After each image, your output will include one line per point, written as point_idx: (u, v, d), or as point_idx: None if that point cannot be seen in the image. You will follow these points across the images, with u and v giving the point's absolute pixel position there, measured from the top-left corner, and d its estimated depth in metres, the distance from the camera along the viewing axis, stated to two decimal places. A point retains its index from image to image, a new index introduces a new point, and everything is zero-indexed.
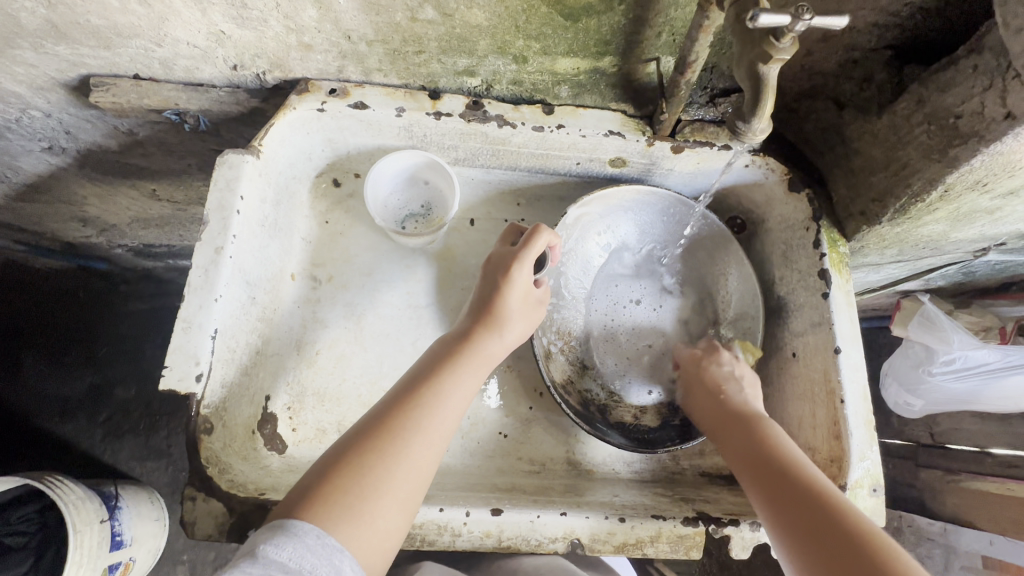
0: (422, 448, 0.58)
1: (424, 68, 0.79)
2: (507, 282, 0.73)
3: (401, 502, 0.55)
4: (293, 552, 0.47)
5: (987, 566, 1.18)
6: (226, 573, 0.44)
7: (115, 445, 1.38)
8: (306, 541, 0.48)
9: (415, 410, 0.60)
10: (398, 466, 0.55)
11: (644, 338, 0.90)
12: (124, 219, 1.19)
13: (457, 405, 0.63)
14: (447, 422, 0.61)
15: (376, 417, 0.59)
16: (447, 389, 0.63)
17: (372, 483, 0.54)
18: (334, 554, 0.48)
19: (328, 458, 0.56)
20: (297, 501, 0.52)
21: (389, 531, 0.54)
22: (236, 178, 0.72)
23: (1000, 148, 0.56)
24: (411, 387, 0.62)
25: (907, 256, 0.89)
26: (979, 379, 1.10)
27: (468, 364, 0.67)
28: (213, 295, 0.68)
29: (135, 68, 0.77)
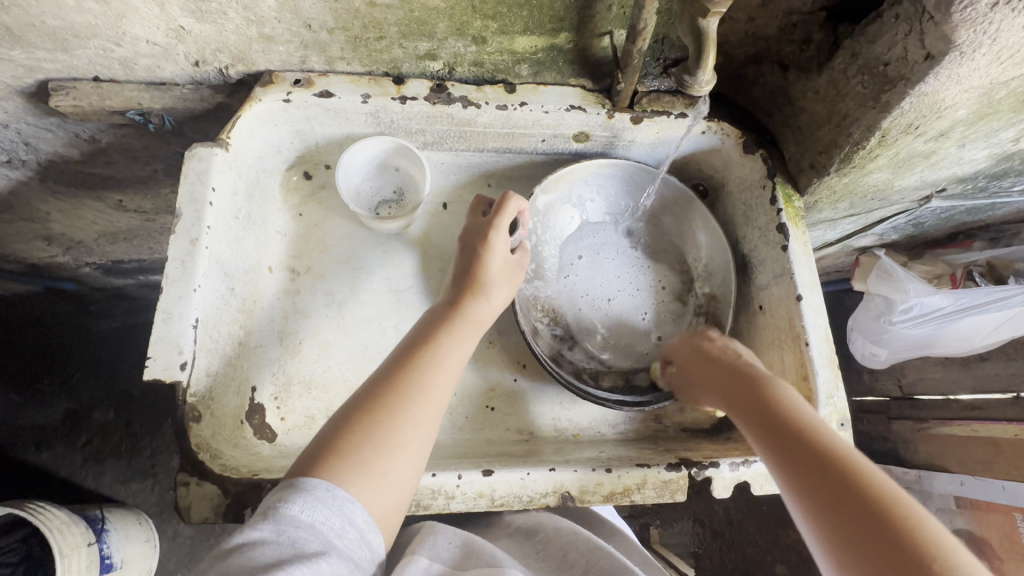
0: (421, 406, 0.61)
1: (386, 54, 0.81)
2: (487, 249, 0.77)
3: (411, 456, 0.58)
4: (304, 506, 0.49)
5: (959, 506, 1.26)
6: (242, 533, 0.46)
7: (97, 469, 1.35)
8: (317, 494, 0.50)
9: (415, 370, 0.63)
10: (403, 423, 0.58)
11: (625, 311, 0.93)
12: (91, 234, 1.17)
13: (453, 365, 0.66)
14: (447, 381, 0.64)
15: (376, 381, 0.62)
16: (443, 350, 0.66)
17: (381, 438, 0.56)
18: (346, 505, 0.51)
19: (337, 420, 0.59)
20: (310, 461, 0.55)
21: (400, 485, 0.57)
22: (206, 171, 0.72)
23: (925, 88, 0.62)
24: (407, 352, 0.66)
25: (859, 208, 0.95)
26: (937, 323, 1.16)
27: (460, 327, 0.70)
28: (192, 286, 0.69)
29: (95, 70, 0.77)
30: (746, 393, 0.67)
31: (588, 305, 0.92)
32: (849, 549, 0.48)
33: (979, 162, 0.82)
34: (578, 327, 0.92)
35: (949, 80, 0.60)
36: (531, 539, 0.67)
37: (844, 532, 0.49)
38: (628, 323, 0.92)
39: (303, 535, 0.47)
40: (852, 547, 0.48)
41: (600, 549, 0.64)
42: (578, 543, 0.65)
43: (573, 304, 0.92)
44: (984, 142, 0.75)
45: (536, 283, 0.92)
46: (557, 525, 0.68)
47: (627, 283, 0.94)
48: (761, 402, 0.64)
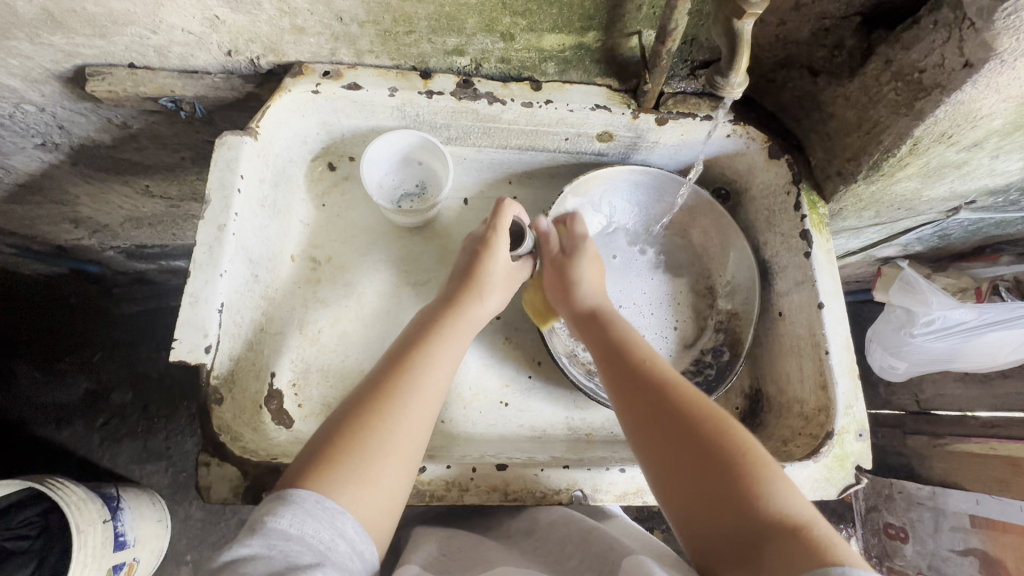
0: (414, 410, 0.61)
1: (415, 48, 0.81)
2: (487, 255, 0.77)
3: (403, 461, 0.59)
4: (292, 520, 0.49)
5: (974, 525, 1.23)
6: (231, 548, 0.47)
7: (114, 449, 1.37)
8: (306, 507, 0.51)
9: (405, 377, 0.64)
10: (394, 428, 0.59)
11: (641, 322, 0.92)
12: (117, 218, 1.19)
13: (446, 370, 0.67)
14: (437, 387, 0.65)
15: (367, 390, 0.62)
16: (434, 355, 0.67)
17: (372, 445, 0.57)
18: (336, 517, 0.51)
19: (331, 426, 0.59)
20: (303, 471, 0.55)
21: (393, 489, 0.57)
22: (235, 159, 0.74)
23: (961, 97, 0.61)
24: (399, 357, 0.66)
25: (884, 218, 0.93)
26: (959, 337, 1.15)
27: (453, 334, 0.71)
28: (218, 271, 0.70)
29: (131, 57, 0.79)
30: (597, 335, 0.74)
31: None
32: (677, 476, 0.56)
33: (1011, 175, 0.80)
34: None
35: (987, 89, 0.59)
36: (530, 536, 0.66)
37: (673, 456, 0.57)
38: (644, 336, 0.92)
39: (296, 547, 0.48)
40: (676, 473, 0.56)
41: (593, 531, 0.62)
42: (573, 533, 0.63)
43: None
44: (1018, 155, 0.74)
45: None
46: (552, 518, 0.67)
47: (645, 291, 0.94)
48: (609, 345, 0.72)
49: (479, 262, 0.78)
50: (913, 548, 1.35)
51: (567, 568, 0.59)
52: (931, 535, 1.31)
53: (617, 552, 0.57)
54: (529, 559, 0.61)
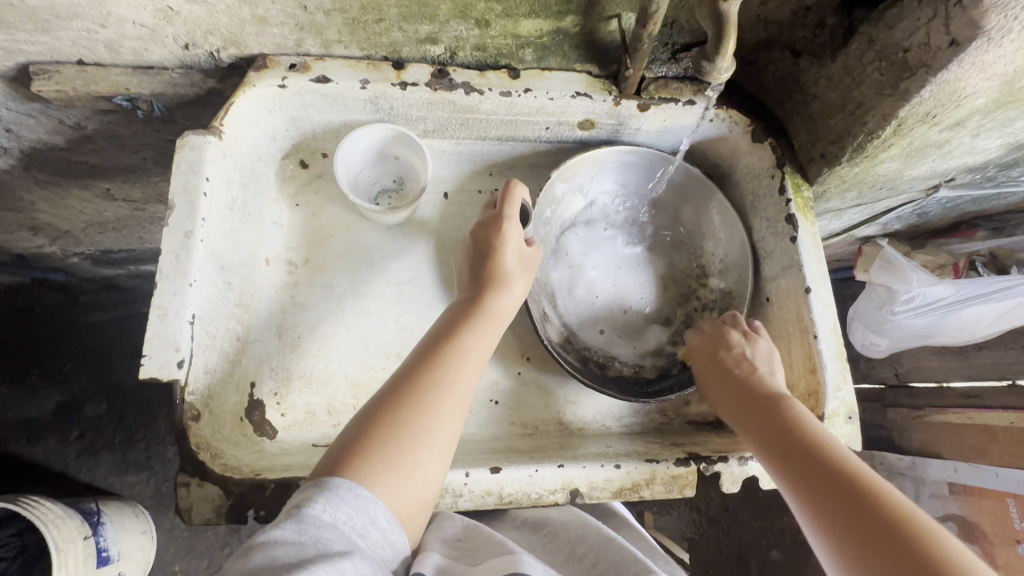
0: (448, 403, 0.59)
1: (386, 37, 0.77)
2: (502, 240, 0.76)
3: (436, 452, 0.57)
4: (325, 505, 0.48)
5: (952, 492, 1.26)
6: (267, 535, 0.46)
7: (91, 462, 1.33)
8: (339, 493, 0.50)
9: (439, 366, 0.62)
10: (429, 419, 0.57)
11: (638, 298, 0.92)
12: (78, 224, 1.13)
13: (477, 359, 0.65)
14: (471, 377, 0.63)
15: (401, 378, 0.61)
16: (466, 344, 0.65)
17: (409, 434, 0.56)
18: (369, 504, 0.50)
19: (361, 417, 0.58)
20: (335, 460, 0.54)
21: (427, 482, 0.56)
22: (198, 161, 0.70)
23: (947, 76, 0.60)
24: (431, 347, 0.64)
25: (867, 198, 0.93)
26: (939, 313, 1.16)
27: (483, 324, 0.69)
28: (187, 281, 0.66)
29: (79, 53, 0.73)
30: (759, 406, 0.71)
31: (604, 293, 0.92)
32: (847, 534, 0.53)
33: (991, 152, 0.81)
34: (593, 315, 0.91)
35: (972, 67, 0.59)
36: (539, 532, 0.66)
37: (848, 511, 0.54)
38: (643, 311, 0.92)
39: (326, 534, 0.47)
40: (843, 534, 0.53)
41: (611, 541, 0.62)
42: (587, 536, 0.63)
43: (587, 291, 0.91)
44: (998, 132, 0.74)
45: (549, 268, 0.91)
46: (565, 518, 0.67)
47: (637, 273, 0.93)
48: (768, 412, 0.69)
49: (495, 249, 0.76)
50: None
51: (580, 571, 0.59)
52: None
53: (638, 567, 0.57)
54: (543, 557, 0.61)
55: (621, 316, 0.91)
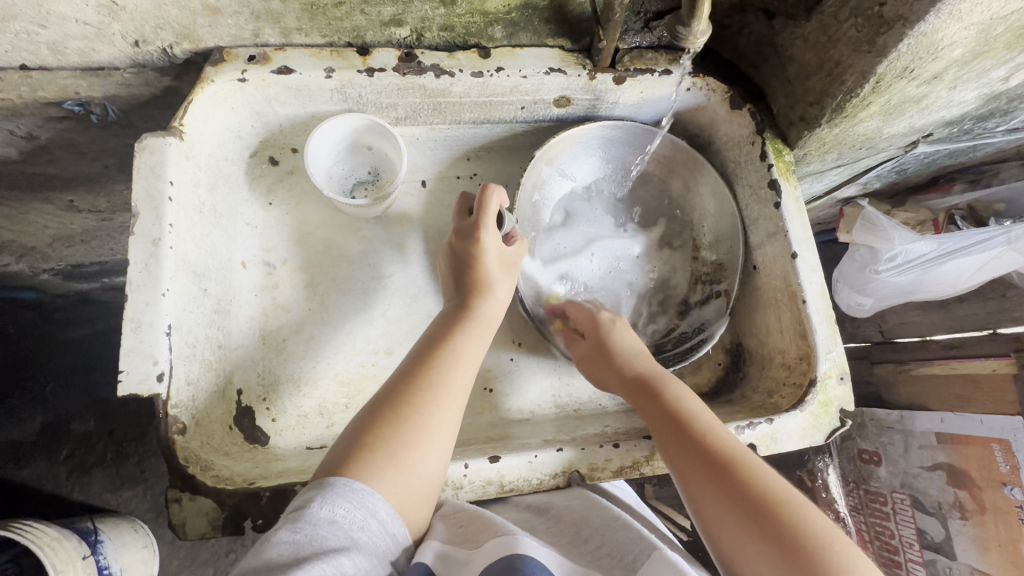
0: (445, 404, 0.59)
1: (347, 22, 0.74)
2: (480, 249, 0.73)
3: (439, 449, 0.57)
4: (322, 502, 0.48)
5: (940, 441, 1.29)
6: (269, 538, 0.45)
7: (83, 480, 1.30)
8: (337, 490, 0.49)
9: (436, 367, 0.61)
10: (429, 419, 0.57)
11: (631, 274, 0.92)
12: (44, 238, 1.08)
13: (471, 362, 0.64)
14: (467, 377, 0.63)
15: (399, 380, 0.60)
16: (460, 345, 0.65)
17: (410, 431, 0.55)
18: (367, 498, 0.50)
19: (361, 420, 0.57)
20: (339, 459, 0.53)
21: (429, 478, 0.55)
22: (160, 164, 0.66)
23: (923, 28, 0.59)
24: (427, 350, 0.64)
25: (847, 158, 0.93)
26: (921, 270, 1.18)
27: (474, 325, 0.68)
28: (160, 290, 0.64)
29: (21, 57, 0.69)
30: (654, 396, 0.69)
31: (591, 270, 0.91)
32: (732, 526, 0.55)
33: (967, 105, 0.81)
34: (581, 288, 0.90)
35: (949, 18, 0.58)
36: (543, 515, 0.65)
37: (724, 509, 0.56)
38: (634, 288, 0.92)
39: (322, 531, 0.46)
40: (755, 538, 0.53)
41: (616, 521, 0.61)
42: (592, 518, 0.62)
43: (579, 269, 0.91)
44: (975, 83, 0.73)
45: (538, 253, 0.90)
46: (569, 502, 0.65)
47: (625, 251, 0.92)
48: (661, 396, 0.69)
49: (474, 257, 0.73)
50: (885, 470, 1.40)
51: (584, 553, 0.58)
52: (902, 456, 1.36)
53: (641, 544, 0.56)
54: (551, 539, 0.60)
55: (615, 293, 0.91)
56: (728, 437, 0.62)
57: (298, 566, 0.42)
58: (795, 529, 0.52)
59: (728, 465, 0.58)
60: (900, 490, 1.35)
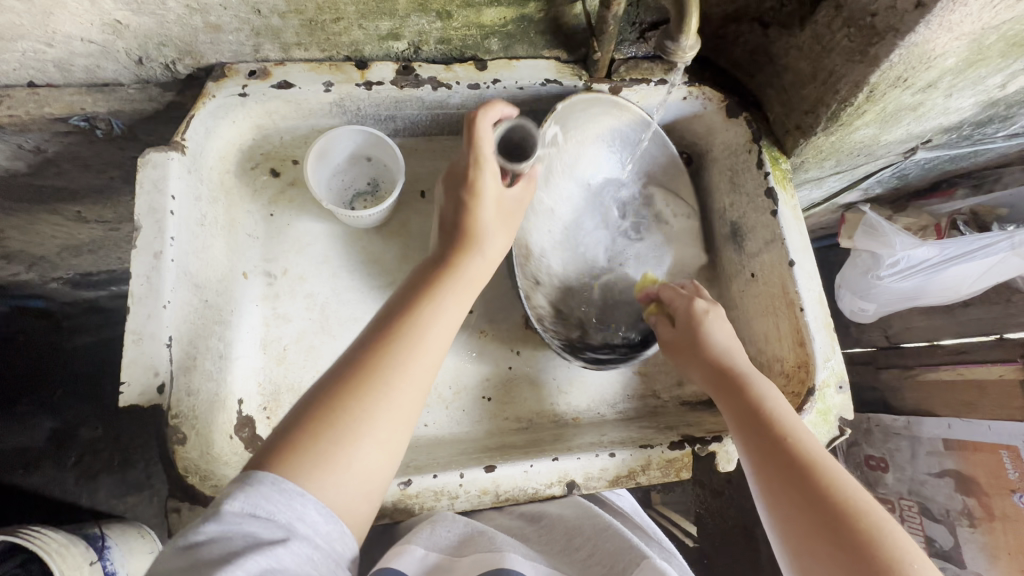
0: (396, 391, 0.54)
1: (346, 37, 0.75)
2: (473, 197, 0.68)
3: (381, 442, 0.53)
4: (243, 501, 0.45)
5: (947, 447, 1.27)
6: (192, 535, 0.43)
7: (90, 487, 1.31)
8: (261, 489, 0.46)
9: (392, 345, 0.56)
10: (373, 408, 0.52)
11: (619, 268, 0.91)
12: (52, 249, 1.10)
13: (434, 338, 0.59)
14: (428, 357, 0.57)
15: (352, 359, 0.55)
16: (425, 319, 0.59)
17: (349, 423, 0.51)
18: (294, 500, 0.47)
19: (303, 405, 0.53)
20: (273, 447, 0.50)
21: (369, 471, 0.52)
22: (162, 178, 0.68)
23: (914, 39, 0.59)
24: (387, 322, 0.58)
25: (845, 165, 0.93)
26: (923, 275, 1.17)
27: (447, 294, 0.62)
28: (161, 302, 0.65)
29: (29, 74, 0.71)
30: (734, 388, 0.69)
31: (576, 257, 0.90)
32: (799, 528, 0.56)
33: (964, 111, 0.80)
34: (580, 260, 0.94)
35: (939, 28, 0.58)
36: (536, 524, 0.69)
37: (796, 507, 0.57)
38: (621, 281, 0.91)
39: (251, 527, 0.44)
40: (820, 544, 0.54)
41: (607, 529, 0.66)
42: (585, 526, 0.67)
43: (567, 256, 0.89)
44: (970, 90, 0.73)
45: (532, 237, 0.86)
46: (562, 511, 0.70)
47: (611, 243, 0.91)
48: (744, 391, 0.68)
49: (466, 207, 0.68)
50: (893, 476, 1.39)
51: (575, 561, 0.63)
52: (908, 463, 1.35)
53: (631, 553, 0.61)
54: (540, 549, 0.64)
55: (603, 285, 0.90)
56: (814, 443, 0.61)
57: (231, 559, 0.41)
58: (868, 542, 0.52)
59: (808, 468, 0.58)
60: (908, 497, 1.34)
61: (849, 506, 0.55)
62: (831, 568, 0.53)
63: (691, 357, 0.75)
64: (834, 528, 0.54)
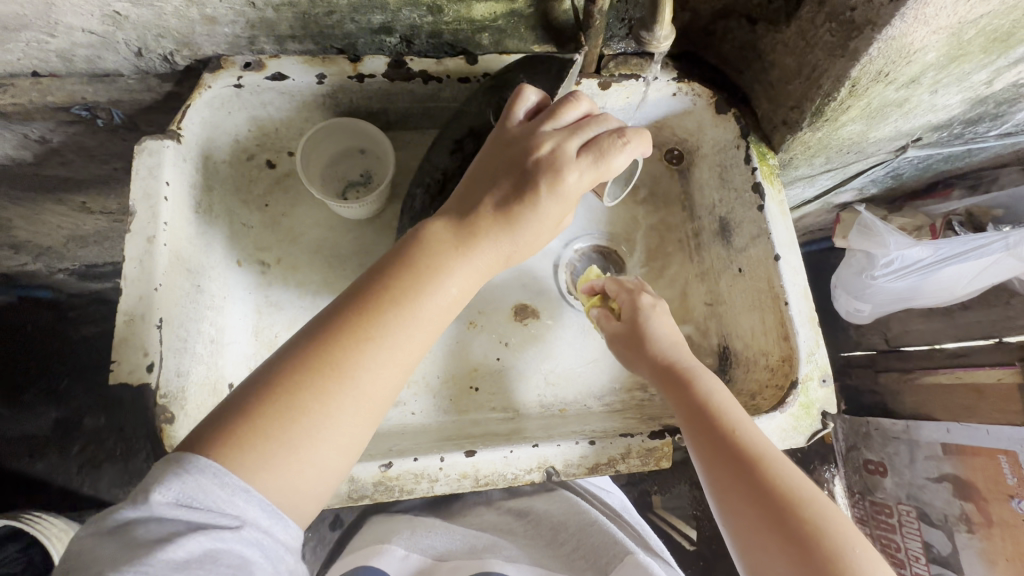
0: (358, 380, 0.54)
1: (339, 30, 0.76)
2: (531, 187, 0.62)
3: (340, 431, 0.53)
4: (173, 488, 0.45)
5: (946, 452, 1.26)
6: (129, 518, 0.44)
7: (93, 475, 1.33)
8: (197, 478, 0.46)
9: (356, 335, 0.54)
10: (330, 400, 0.52)
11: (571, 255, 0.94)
12: (58, 239, 1.13)
13: (405, 329, 0.57)
14: (397, 345, 0.56)
15: (310, 347, 0.54)
16: (399, 310, 0.57)
17: (305, 414, 0.51)
18: (238, 493, 0.47)
19: (254, 391, 0.52)
20: (220, 432, 0.50)
21: (327, 459, 0.52)
22: (157, 165, 0.70)
23: (892, 32, 0.60)
24: (353, 308, 0.56)
25: (836, 162, 0.93)
26: (917, 275, 1.17)
27: (425, 279, 0.59)
28: (152, 285, 0.67)
29: (32, 64, 0.73)
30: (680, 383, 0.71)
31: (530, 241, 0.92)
32: (746, 519, 0.59)
33: (952, 108, 0.81)
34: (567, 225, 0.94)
35: (916, 21, 0.58)
36: (524, 519, 0.79)
37: (741, 500, 0.60)
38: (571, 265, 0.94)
39: (190, 513, 0.44)
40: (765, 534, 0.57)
41: (593, 526, 0.74)
42: (572, 524, 0.75)
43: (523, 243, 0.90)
44: (956, 86, 0.73)
45: None
46: (548, 507, 0.79)
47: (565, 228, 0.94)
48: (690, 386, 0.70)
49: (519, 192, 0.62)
50: (891, 480, 1.38)
51: (560, 554, 0.72)
52: (907, 467, 1.34)
53: (616, 549, 0.69)
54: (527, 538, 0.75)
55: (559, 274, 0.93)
56: (758, 436, 0.63)
57: (169, 541, 0.42)
58: (809, 532, 0.55)
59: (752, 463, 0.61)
60: (906, 502, 1.34)
61: (794, 497, 0.57)
62: (774, 557, 0.56)
63: (638, 355, 0.77)
64: (779, 521, 0.56)
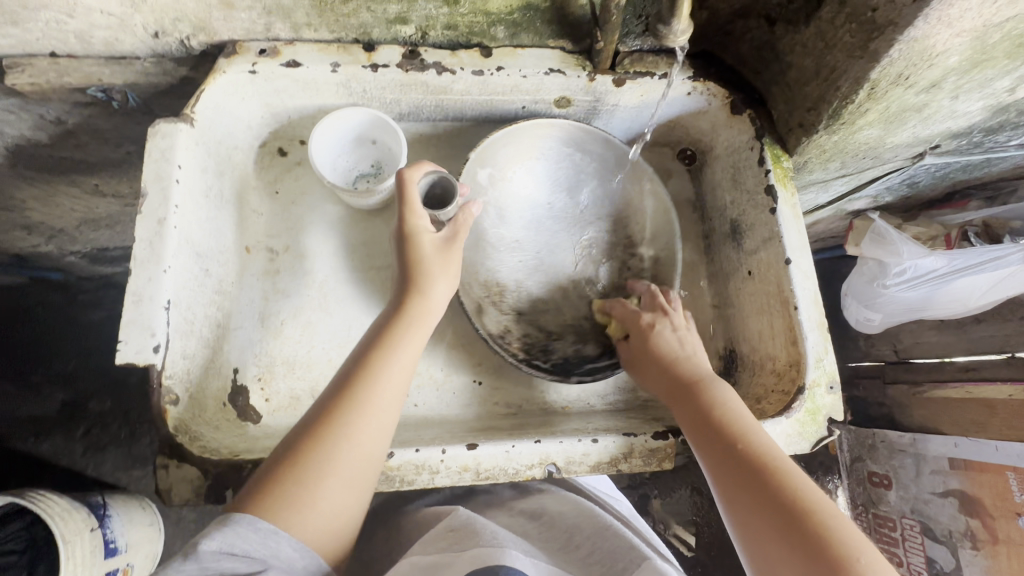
0: (359, 430, 0.57)
1: (354, 19, 0.76)
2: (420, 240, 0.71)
3: (344, 480, 0.54)
4: (214, 538, 0.47)
5: (953, 467, 1.24)
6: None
7: (97, 458, 1.35)
8: (234, 531, 0.48)
9: (353, 395, 0.58)
10: (335, 454, 0.55)
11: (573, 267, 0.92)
12: (71, 221, 1.14)
13: (394, 379, 0.61)
14: (386, 395, 0.60)
15: (315, 416, 0.57)
16: (384, 366, 0.61)
17: (312, 471, 0.53)
18: (269, 538, 0.49)
19: (271, 465, 0.54)
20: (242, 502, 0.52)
21: (336, 506, 0.54)
22: (170, 148, 0.70)
23: (914, 33, 0.59)
24: (348, 375, 0.60)
25: (851, 168, 0.92)
26: (931, 286, 1.15)
27: (404, 338, 0.65)
28: (162, 267, 0.67)
29: (50, 45, 0.74)
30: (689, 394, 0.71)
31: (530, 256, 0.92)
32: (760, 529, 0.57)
33: (972, 116, 0.79)
34: (571, 222, 0.93)
35: (939, 23, 0.57)
36: (538, 521, 0.73)
37: (750, 512, 0.58)
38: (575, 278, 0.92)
39: (226, 564, 0.47)
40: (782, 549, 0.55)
41: (606, 530, 0.70)
42: (584, 528, 0.70)
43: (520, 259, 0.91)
44: (978, 92, 0.72)
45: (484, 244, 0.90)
46: (561, 510, 0.74)
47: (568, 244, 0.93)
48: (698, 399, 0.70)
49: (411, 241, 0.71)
50: (896, 493, 1.35)
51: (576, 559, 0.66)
52: (913, 482, 1.31)
53: (632, 555, 0.65)
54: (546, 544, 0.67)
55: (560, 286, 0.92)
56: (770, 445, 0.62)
57: None
58: (828, 541, 0.53)
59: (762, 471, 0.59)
60: (909, 516, 1.30)
61: (805, 506, 0.56)
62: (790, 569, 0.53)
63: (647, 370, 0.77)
64: (793, 530, 0.55)
